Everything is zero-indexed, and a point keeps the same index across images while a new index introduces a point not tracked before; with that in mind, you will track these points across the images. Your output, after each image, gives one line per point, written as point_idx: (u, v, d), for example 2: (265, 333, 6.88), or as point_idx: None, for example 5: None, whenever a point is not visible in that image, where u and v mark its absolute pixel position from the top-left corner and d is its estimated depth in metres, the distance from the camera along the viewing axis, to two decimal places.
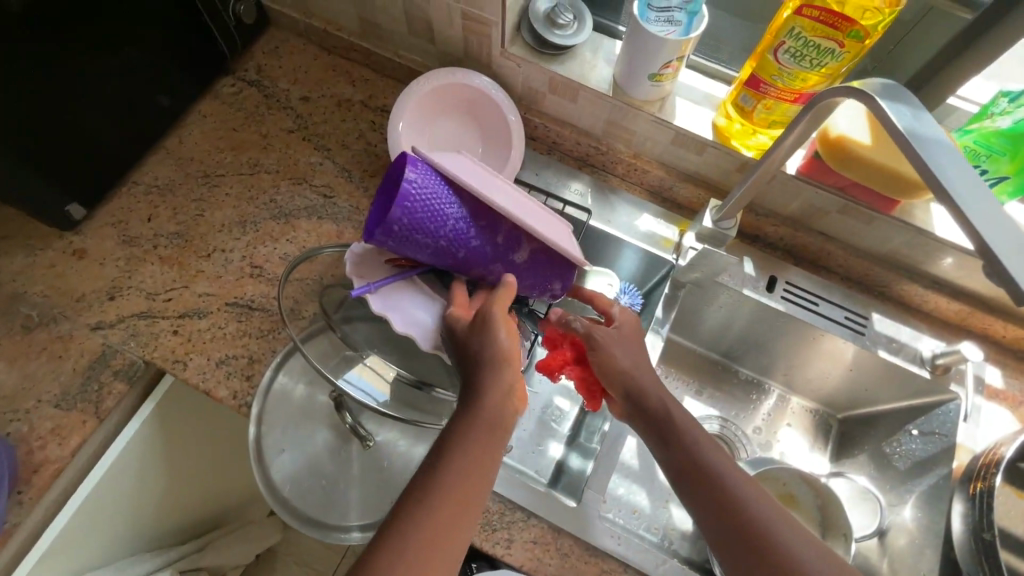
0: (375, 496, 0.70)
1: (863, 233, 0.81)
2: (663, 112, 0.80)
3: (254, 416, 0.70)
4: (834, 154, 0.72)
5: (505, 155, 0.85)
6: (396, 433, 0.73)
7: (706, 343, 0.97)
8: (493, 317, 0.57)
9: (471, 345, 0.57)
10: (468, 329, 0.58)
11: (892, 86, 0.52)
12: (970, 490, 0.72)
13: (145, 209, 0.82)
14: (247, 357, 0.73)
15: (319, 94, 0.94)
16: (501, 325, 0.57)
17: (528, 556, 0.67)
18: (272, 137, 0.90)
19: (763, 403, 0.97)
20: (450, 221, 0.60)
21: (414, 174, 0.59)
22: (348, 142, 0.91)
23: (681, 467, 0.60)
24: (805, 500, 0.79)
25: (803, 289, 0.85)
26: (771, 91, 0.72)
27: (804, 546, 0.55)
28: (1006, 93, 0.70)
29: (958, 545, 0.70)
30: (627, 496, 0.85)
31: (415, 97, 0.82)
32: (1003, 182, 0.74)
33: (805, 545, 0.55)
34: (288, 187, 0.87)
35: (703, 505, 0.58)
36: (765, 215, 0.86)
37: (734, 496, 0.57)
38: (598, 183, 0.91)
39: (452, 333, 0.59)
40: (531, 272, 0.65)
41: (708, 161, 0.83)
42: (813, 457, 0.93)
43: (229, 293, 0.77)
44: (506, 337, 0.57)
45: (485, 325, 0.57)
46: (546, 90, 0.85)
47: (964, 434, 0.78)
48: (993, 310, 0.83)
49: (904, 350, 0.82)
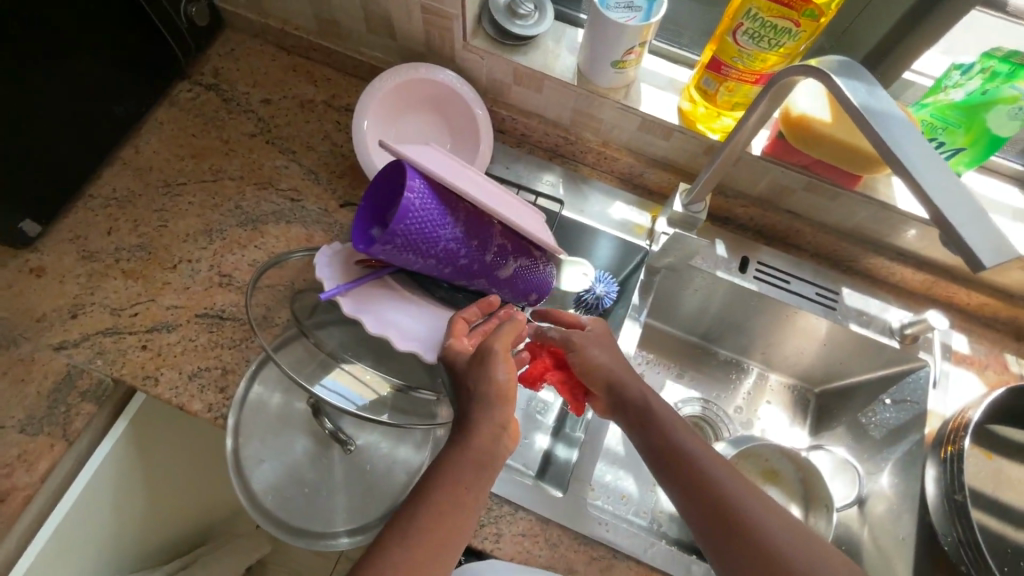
0: (361, 499, 0.69)
1: (829, 210, 0.83)
2: (628, 99, 0.80)
3: (231, 428, 0.68)
4: (796, 133, 0.73)
5: (474, 149, 0.84)
6: (377, 436, 0.72)
7: (684, 327, 0.98)
8: (494, 353, 0.55)
9: (470, 378, 0.56)
10: (468, 365, 0.56)
11: (848, 63, 0.53)
12: (942, 454, 0.73)
13: (104, 222, 0.80)
14: (220, 368, 0.71)
15: (281, 95, 0.92)
16: (501, 361, 0.55)
17: (517, 549, 0.67)
18: (234, 142, 0.88)
19: (743, 381, 0.98)
20: (443, 243, 0.59)
21: (414, 193, 0.57)
22: (313, 143, 0.89)
23: (663, 450, 0.61)
24: (786, 474, 0.82)
25: (775, 268, 0.86)
26: (732, 73, 0.72)
27: (786, 534, 0.56)
28: (959, 64, 0.72)
29: (933, 508, 0.72)
30: (614, 483, 0.86)
31: (379, 95, 0.80)
32: (959, 153, 0.76)
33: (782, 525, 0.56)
34: (254, 192, 0.85)
35: (687, 499, 0.59)
36: (734, 196, 0.87)
37: (716, 486, 0.58)
38: (569, 173, 0.91)
39: (453, 369, 0.57)
40: (512, 286, 0.67)
41: (675, 146, 0.83)
42: (793, 432, 0.95)
43: (198, 304, 0.75)
44: (504, 374, 0.55)
45: (484, 363, 0.55)
46: (511, 81, 0.84)
47: (935, 400, 0.80)
48: (955, 279, 0.86)
49: (875, 322, 0.84)
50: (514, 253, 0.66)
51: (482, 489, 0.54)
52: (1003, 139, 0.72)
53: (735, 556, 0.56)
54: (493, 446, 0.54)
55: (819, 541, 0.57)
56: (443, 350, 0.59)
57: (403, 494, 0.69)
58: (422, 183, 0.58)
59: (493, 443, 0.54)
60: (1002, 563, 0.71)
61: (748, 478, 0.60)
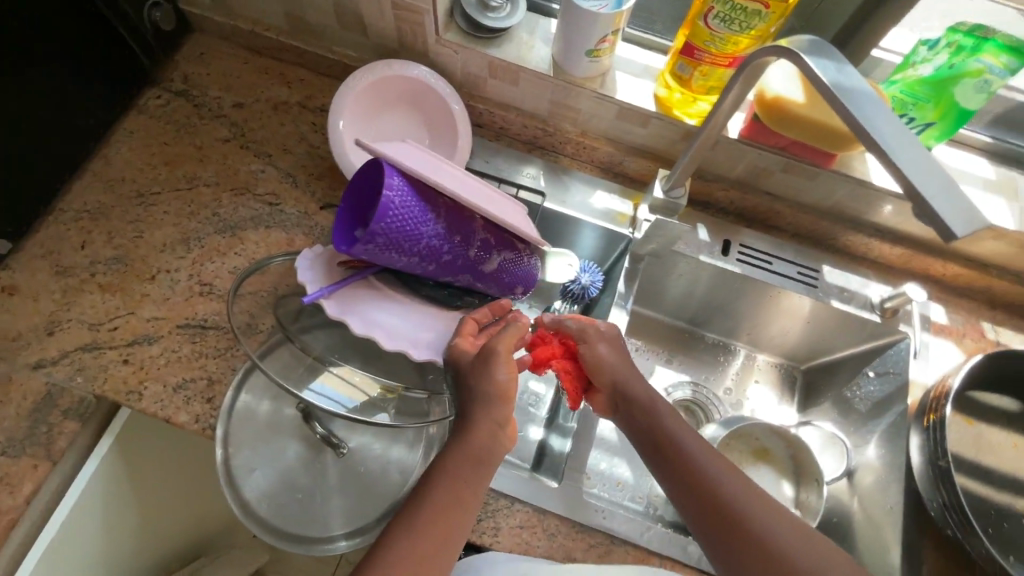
0: (357, 502, 0.69)
1: (806, 189, 0.84)
2: (605, 88, 0.80)
3: (220, 438, 0.67)
4: (772, 115, 0.74)
5: (452, 145, 0.84)
6: (369, 437, 0.72)
7: (671, 312, 0.99)
8: (497, 355, 0.55)
9: (470, 377, 0.56)
10: (471, 364, 0.57)
11: (818, 43, 0.53)
12: (925, 423, 0.75)
13: (77, 236, 0.78)
14: (206, 378, 0.70)
15: (253, 99, 0.90)
16: (502, 362, 0.55)
17: (516, 541, 0.68)
18: (208, 148, 0.86)
19: (731, 363, 1.00)
20: (426, 241, 0.59)
21: (393, 191, 0.56)
22: (289, 146, 0.88)
23: (659, 444, 0.62)
24: (777, 452, 0.84)
25: (756, 249, 0.87)
26: (706, 58, 0.73)
27: (784, 531, 0.57)
28: (925, 41, 0.73)
29: (919, 476, 0.74)
30: (610, 470, 0.87)
31: (353, 94, 0.79)
32: (929, 128, 0.77)
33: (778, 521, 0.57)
34: (230, 198, 0.83)
35: (687, 498, 0.59)
36: (713, 179, 0.88)
37: (715, 486, 0.59)
38: (550, 165, 0.91)
39: (456, 367, 0.58)
40: (497, 280, 0.67)
41: (654, 132, 0.84)
42: (782, 410, 0.96)
43: (180, 315, 0.74)
44: (505, 375, 0.55)
45: (486, 362, 0.55)
46: (486, 75, 0.84)
47: (915, 370, 0.81)
48: (931, 251, 0.88)
49: (856, 298, 0.86)
50: (498, 246, 0.66)
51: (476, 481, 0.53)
52: (971, 112, 0.73)
53: (733, 552, 0.56)
54: (492, 444, 0.54)
55: (821, 541, 0.57)
56: (448, 348, 0.60)
57: (399, 494, 0.69)
58: (401, 181, 0.57)
59: (491, 439, 0.54)
60: (985, 525, 0.73)
61: (751, 480, 0.61)
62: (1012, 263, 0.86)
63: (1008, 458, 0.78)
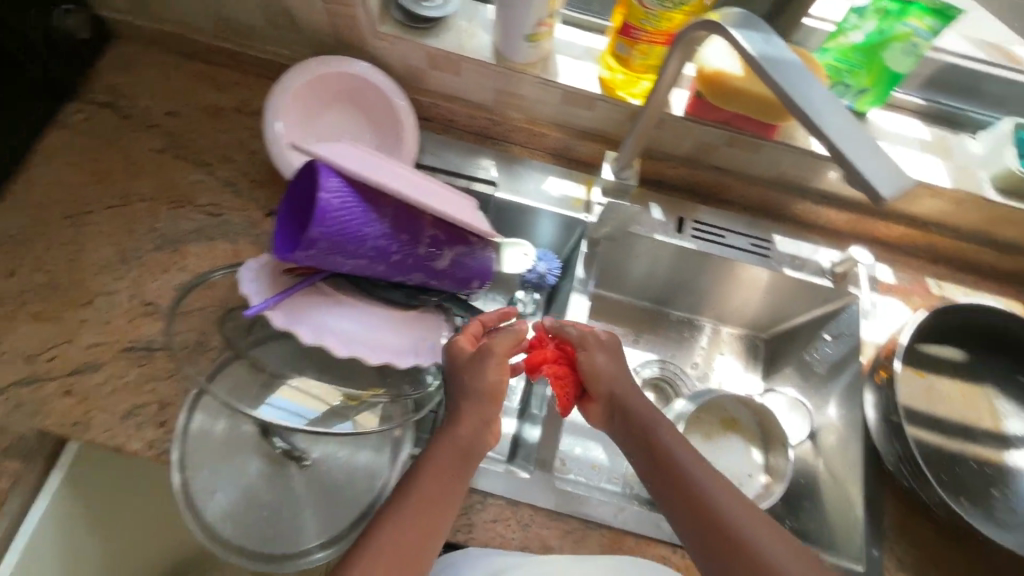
0: (327, 512, 0.67)
1: (753, 161, 0.85)
2: (547, 72, 0.80)
3: (176, 463, 0.65)
4: (713, 89, 0.75)
5: (398, 142, 0.82)
6: (334, 445, 0.70)
7: (633, 293, 0.99)
8: (493, 357, 0.61)
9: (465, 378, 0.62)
10: (467, 361, 0.62)
11: (747, 16, 0.54)
12: (878, 380, 0.78)
13: (2, 264, 0.73)
14: (157, 402, 0.67)
15: (185, 106, 0.86)
16: (495, 366, 0.61)
17: (491, 535, 0.67)
18: (140, 161, 0.82)
19: (697, 338, 1.01)
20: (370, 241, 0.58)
21: (329, 194, 0.55)
22: (228, 153, 0.84)
23: (650, 448, 0.64)
24: (745, 421, 0.86)
25: (710, 224, 0.88)
26: (643, 36, 0.73)
27: (747, 517, 0.59)
28: (854, 8, 0.74)
29: (876, 431, 0.77)
30: (585, 454, 0.87)
31: (291, 92, 0.77)
32: (864, 95, 0.79)
33: (742, 507, 0.60)
34: (169, 212, 0.79)
35: (674, 505, 0.61)
36: (662, 158, 0.88)
37: (702, 495, 0.60)
38: (502, 155, 0.89)
39: (454, 360, 0.63)
40: (453, 276, 0.66)
41: (600, 115, 0.83)
42: (747, 378, 0.98)
43: (123, 338, 0.71)
44: (496, 378, 0.61)
45: (480, 365, 0.61)
46: (427, 66, 0.82)
47: (866, 329, 0.84)
48: (874, 214, 0.91)
49: (808, 265, 0.88)
50: (450, 242, 0.64)
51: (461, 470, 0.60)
52: (900, 76, 0.75)
53: (705, 540, 0.58)
54: (475, 438, 0.60)
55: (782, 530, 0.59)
56: (449, 344, 0.65)
57: (368, 500, 0.67)
58: (339, 182, 0.56)
59: (474, 434, 0.61)
60: (938, 471, 0.77)
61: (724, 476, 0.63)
62: (951, 220, 0.89)
63: (958, 407, 0.82)
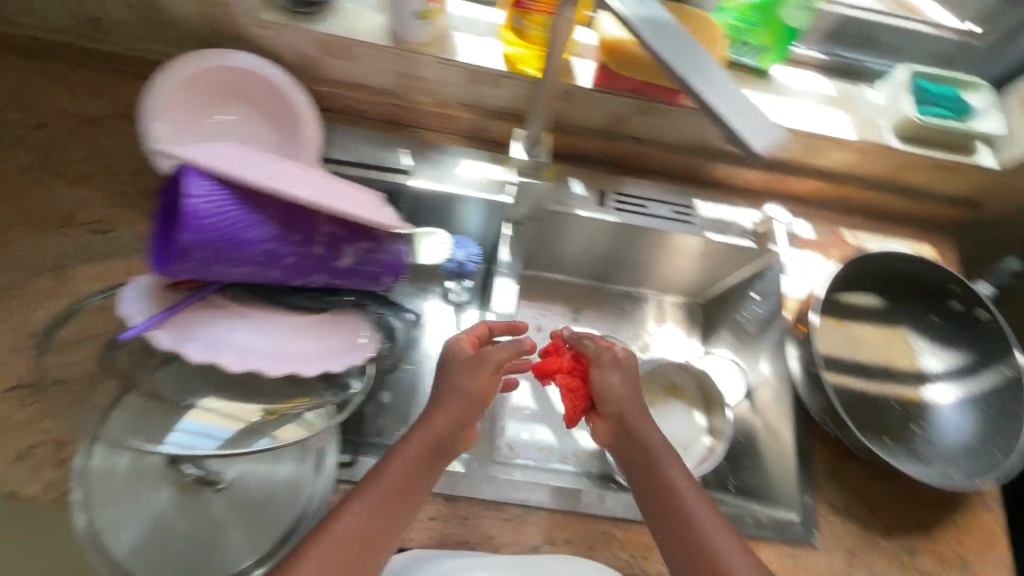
0: (252, 531, 0.63)
1: (664, 127, 0.85)
2: (446, 52, 0.77)
3: (78, 504, 0.60)
4: (616, 57, 0.75)
5: (298, 140, 0.76)
6: (253, 462, 0.66)
7: (572, 272, 0.97)
8: (486, 365, 0.64)
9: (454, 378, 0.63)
10: (461, 360, 0.64)
11: None
12: (800, 334, 0.80)
13: None
14: (53, 440, 0.62)
15: (59, 115, 0.79)
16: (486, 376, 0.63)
17: (431, 534, 0.66)
18: (11, 180, 0.75)
19: (640, 311, 0.99)
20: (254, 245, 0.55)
21: (198, 198, 0.52)
22: (113, 163, 0.78)
23: (631, 445, 0.65)
24: (688, 387, 0.87)
25: (632, 196, 0.88)
26: (533, 4, 0.75)
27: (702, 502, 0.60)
28: None
29: (800, 384, 0.78)
30: (533, 438, 0.86)
31: (168, 89, 0.70)
32: (765, 52, 0.84)
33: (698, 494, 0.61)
34: (50, 233, 0.73)
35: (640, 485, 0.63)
36: (578, 131, 0.87)
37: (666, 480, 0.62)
38: (416, 142, 0.84)
39: (452, 355, 0.65)
40: (358, 274, 0.63)
41: (509, 92, 0.81)
42: (689, 343, 0.98)
43: (7, 377, 0.64)
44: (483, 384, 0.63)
45: (474, 368, 0.63)
46: (320, 53, 0.77)
47: (787, 285, 0.86)
48: (789, 171, 0.92)
49: (732, 228, 0.89)
50: (350, 239, 0.61)
51: (433, 488, 0.59)
52: (796, 32, 0.81)
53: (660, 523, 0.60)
54: (450, 438, 0.61)
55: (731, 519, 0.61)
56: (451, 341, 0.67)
57: (294, 513, 0.64)
58: (210, 185, 0.53)
59: (451, 435, 0.61)
60: (860, 415, 0.81)
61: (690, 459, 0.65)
62: (859, 172, 0.92)
63: (877, 348, 0.87)
